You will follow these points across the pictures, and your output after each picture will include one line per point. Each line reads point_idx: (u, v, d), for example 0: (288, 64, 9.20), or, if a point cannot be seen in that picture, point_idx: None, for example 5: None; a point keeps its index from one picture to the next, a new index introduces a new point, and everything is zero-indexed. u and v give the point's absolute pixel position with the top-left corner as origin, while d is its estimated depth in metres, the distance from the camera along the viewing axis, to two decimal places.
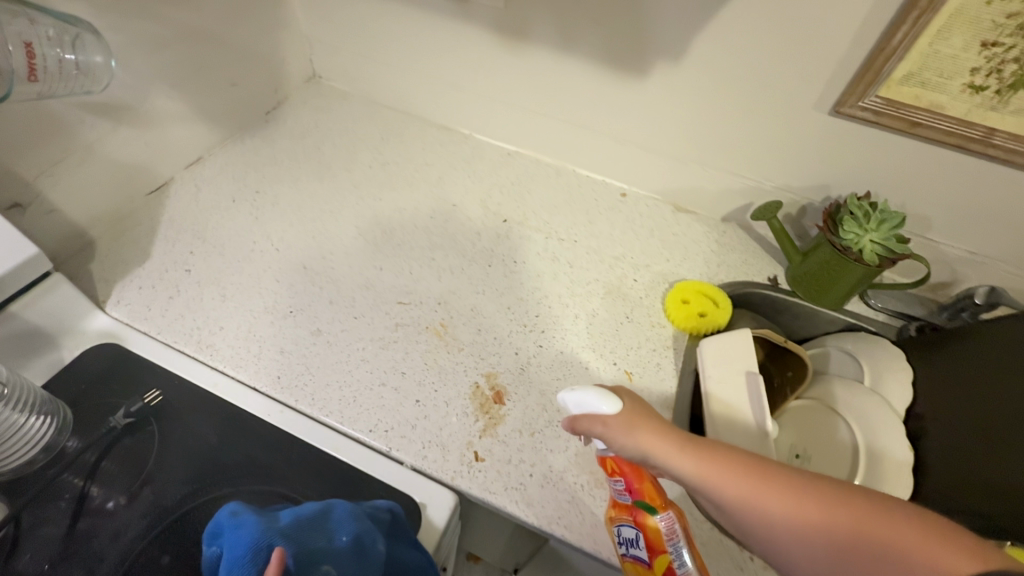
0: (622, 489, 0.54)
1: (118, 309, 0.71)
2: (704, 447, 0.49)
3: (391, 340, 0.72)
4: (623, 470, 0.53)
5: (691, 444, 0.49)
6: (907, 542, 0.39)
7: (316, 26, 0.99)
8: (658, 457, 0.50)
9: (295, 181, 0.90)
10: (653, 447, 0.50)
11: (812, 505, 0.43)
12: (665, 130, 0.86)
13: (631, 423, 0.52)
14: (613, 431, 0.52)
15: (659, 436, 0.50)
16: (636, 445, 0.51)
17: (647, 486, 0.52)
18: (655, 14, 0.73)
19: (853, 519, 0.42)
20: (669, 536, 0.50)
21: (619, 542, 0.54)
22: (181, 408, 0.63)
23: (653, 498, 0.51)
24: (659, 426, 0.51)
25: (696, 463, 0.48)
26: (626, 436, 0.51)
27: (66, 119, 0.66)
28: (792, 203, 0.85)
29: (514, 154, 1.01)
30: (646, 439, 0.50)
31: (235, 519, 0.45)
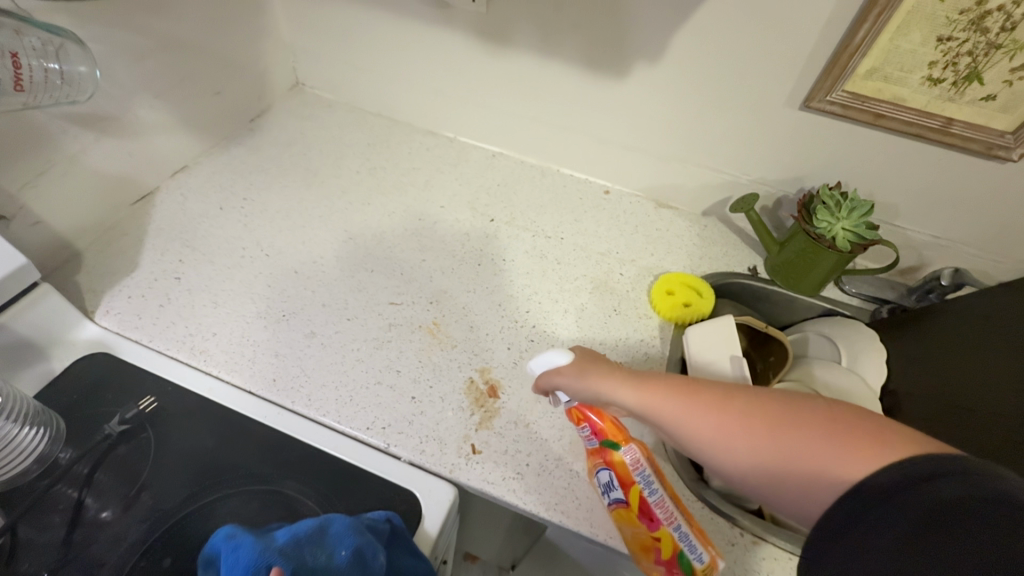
0: (589, 436, 0.60)
1: (107, 318, 0.70)
2: (649, 381, 0.54)
3: (385, 340, 0.73)
4: (587, 416, 0.59)
5: (638, 379, 0.55)
6: (820, 443, 0.44)
7: (298, 34, 1.00)
8: (610, 393, 0.55)
9: (283, 188, 0.90)
10: (604, 387, 0.56)
11: (739, 420, 0.48)
12: (644, 128, 0.88)
13: (586, 371, 0.58)
14: (570, 381, 0.58)
15: (610, 376, 0.56)
16: (590, 388, 0.56)
17: (609, 425, 0.59)
18: (630, 16, 0.76)
19: (775, 427, 0.46)
20: (635, 464, 0.57)
21: (600, 490, 0.59)
22: (176, 413, 0.63)
23: (615, 435, 0.58)
24: (610, 368, 0.57)
25: (641, 396, 0.53)
26: (581, 384, 0.57)
27: (50, 130, 0.66)
28: (768, 195, 0.89)
29: (498, 156, 1.02)
30: (599, 382, 0.56)
31: (231, 541, 0.47)
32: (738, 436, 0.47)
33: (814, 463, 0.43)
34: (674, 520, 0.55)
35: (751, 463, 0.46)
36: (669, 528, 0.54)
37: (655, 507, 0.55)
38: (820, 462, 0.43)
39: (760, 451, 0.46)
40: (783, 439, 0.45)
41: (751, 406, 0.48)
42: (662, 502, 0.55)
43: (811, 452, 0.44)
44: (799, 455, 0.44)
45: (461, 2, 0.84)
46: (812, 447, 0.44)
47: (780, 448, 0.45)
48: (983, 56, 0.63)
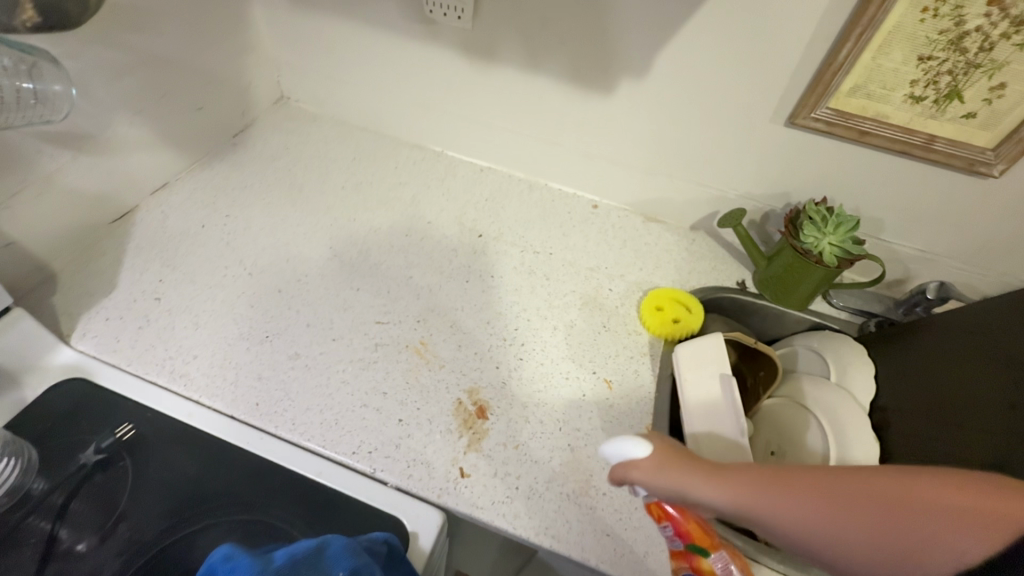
0: (672, 536, 0.54)
1: (84, 342, 0.68)
2: (737, 478, 0.49)
3: (371, 361, 0.71)
4: (671, 515, 0.52)
5: (724, 476, 0.49)
6: (944, 523, 0.41)
7: (282, 49, 0.99)
8: (694, 492, 0.49)
9: (266, 204, 0.89)
10: (687, 485, 0.49)
11: (844, 508, 0.44)
12: (632, 144, 0.88)
13: (663, 464, 0.51)
14: (648, 475, 0.51)
15: (691, 471, 0.50)
16: (673, 484, 0.50)
17: (697, 528, 0.52)
18: (615, 33, 0.76)
19: (885, 510, 0.43)
20: (723, 571, 0.52)
21: None
22: (155, 440, 0.61)
23: (702, 541, 0.52)
24: (688, 462, 0.51)
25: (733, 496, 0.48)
26: (661, 477, 0.51)
27: (23, 149, 0.64)
28: (755, 210, 0.89)
29: (486, 170, 1.02)
30: (682, 479, 0.50)
31: (229, 562, 0.44)
32: (849, 524, 0.43)
33: (939, 547, 0.40)
34: None
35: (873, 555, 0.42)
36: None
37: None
38: (948, 541, 0.40)
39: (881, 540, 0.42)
40: (898, 524, 0.42)
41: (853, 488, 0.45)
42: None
43: (932, 533, 0.41)
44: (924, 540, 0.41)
45: (447, 18, 0.84)
46: (933, 528, 0.41)
47: (900, 534, 0.42)
48: (963, 75, 0.64)
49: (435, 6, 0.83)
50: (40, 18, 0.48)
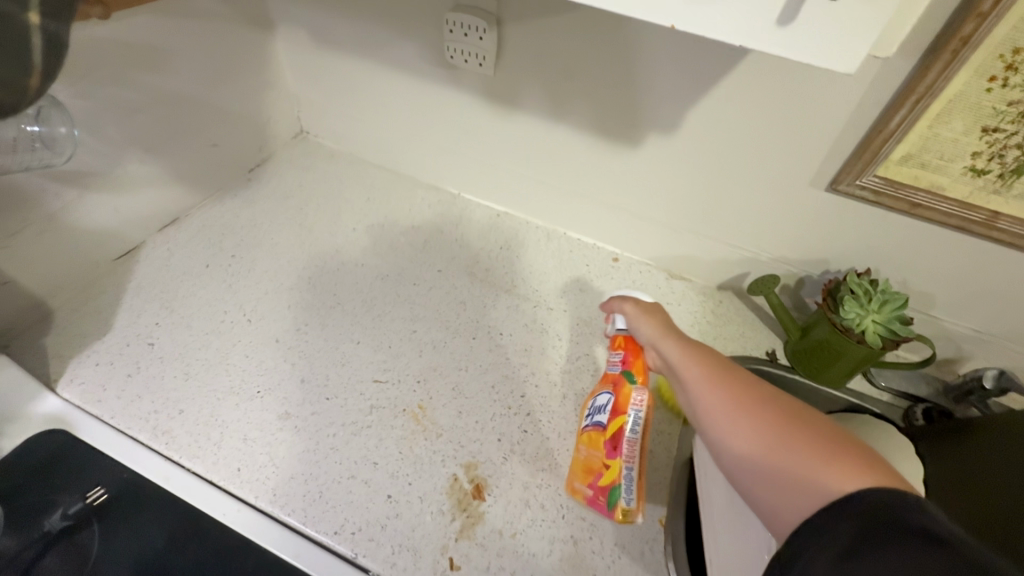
0: (616, 361, 0.62)
1: (70, 389, 0.66)
2: (703, 349, 0.51)
3: (364, 426, 0.67)
4: (626, 345, 0.61)
5: (694, 344, 0.52)
6: (822, 455, 0.37)
7: (304, 86, 0.99)
8: (660, 342, 0.55)
9: (274, 245, 0.86)
10: (661, 336, 0.55)
11: (755, 401, 0.42)
12: (657, 198, 0.83)
13: (653, 313, 0.59)
14: (635, 312, 0.60)
15: (665, 326, 0.56)
16: (649, 326, 0.58)
17: (639, 361, 0.60)
18: (642, 85, 0.71)
19: (783, 419, 0.40)
20: (635, 402, 0.59)
21: (590, 411, 0.63)
22: (130, 504, 0.57)
23: (636, 370, 0.60)
24: (673, 322, 0.57)
25: (688, 355, 0.51)
26: (643, 322, 0.58)
27: (27, 188, 0.63)
28: (789, 275, 0.82)
29: (502, 216, 0.98)
30: (655, 329, 0.57)
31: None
32: (747, 413, 0.42)
33: (802, 469, 0.37)
34: (630, 461, 0.58)
35: (746, 445, 0.40)
36: (621, 463, 0.58)
37: (623, 442, 0.58)
38: (814, 471, 0.36)
39: (759, 435, 0.40)
40: (785, 433, 0.39)
41: (776, 400, 0.42)
42: (635, 443, 0.58)
43: (802, 458, 0.37)
44: (796, 460, 0.37)
45: (468, 65, 0.81)
46: (807, 456, 0.37)
47: (780, 446, 0.39)
48: None
49: (456, 52, 0.80)
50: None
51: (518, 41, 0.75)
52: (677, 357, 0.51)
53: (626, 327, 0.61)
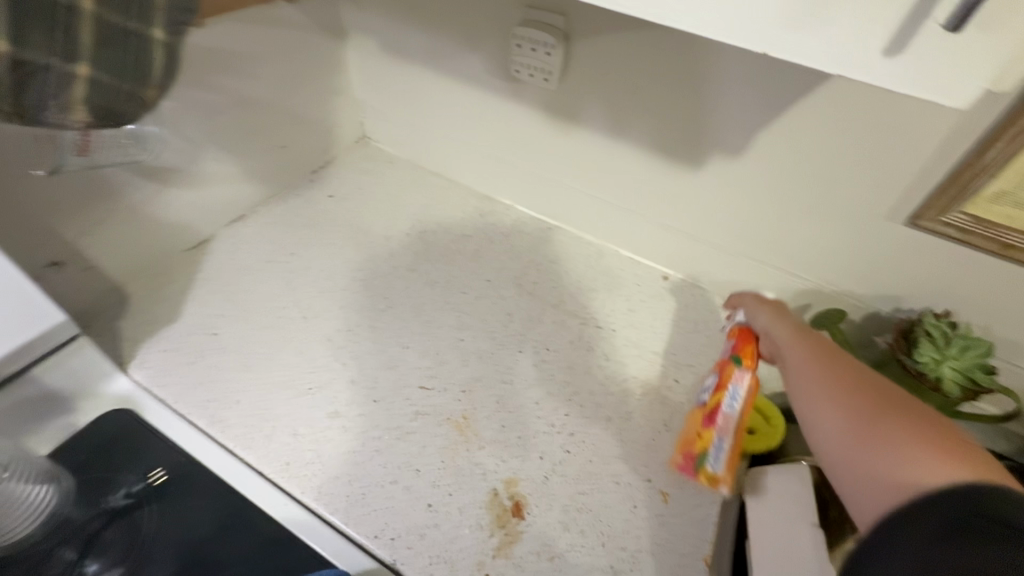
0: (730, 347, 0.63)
1: (139, 371, 0.70)
2: (821, 340, 0.49)
3: (407, 431, 0.67)
4: (741, 332, 0.62)
5: (813, 335, 0.51)
6: (919, 449, 0.35)
7: (369, 93, 1.02)
8: (773, 329, 0.55)
9: (331, 246, 0.89)
10: (775, 326, 0.55)
11: (861, 391, 0.41)
12: (716, 221, 0.81)
13: (774, 309, 0.58)
14: (750, 304, 0.61)
15: (783, 320, 0.56)
16: (764, 313, 0.58)
17: (749, 345, 0.60)
18: (710, 106, 0.70)
19: (885, 407, 0.39)
20: (735, 380, 0.59)
21: (703, 389, 0.66)
22: (185, 487, 0.59)
23: (744, 353, 0.59)
24: (792, 317, 0.57)
25: (805, 341, 0.50)
26: (760, 313, 0.59)
27: (116, 181, 0.68)
28: (855, 310, 0.78)
29: (554, 229, 0.97)
30: (773, 318, 0.57)
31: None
32: (847, 400, 0.41)
33: (894, 457, 0.35)
34: (724, 434, 0.58)
35: (839, 427, 0.40)
36: (713, 432, 0.59)
37: (718, 414, 0.59)
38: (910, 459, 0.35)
39: (855, 420, 0.39)
40: (883, 422, 0.38)
41: (885, 394, 0.40)
42: (731, 417, 0.58)
43: (897, 445, 0.36)
44: (892, 448, 0.36)
45: (532, 79, 0.81)
46: (904, 445, 0.36)
47: (870, 435, 0.38)
48: None
49: (521, 66, 0.80)
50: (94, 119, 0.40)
51: (585, 56, 0.75)
52: (789, 343, 0.51)
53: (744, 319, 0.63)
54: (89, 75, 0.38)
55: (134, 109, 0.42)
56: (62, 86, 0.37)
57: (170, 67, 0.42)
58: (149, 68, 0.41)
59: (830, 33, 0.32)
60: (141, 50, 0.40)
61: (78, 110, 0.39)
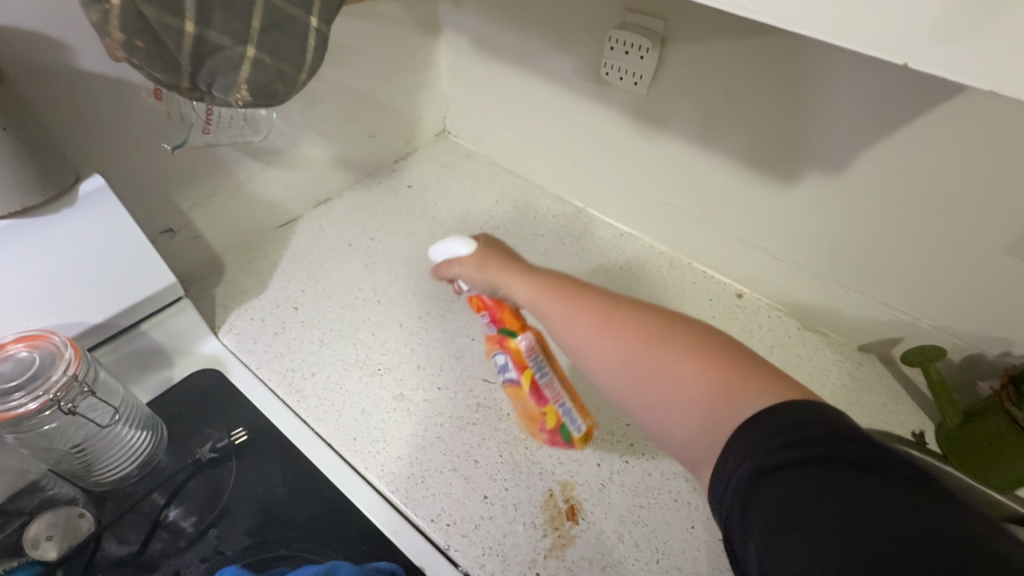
0: (487, 323, 0.57)
1: (229, 336, 0.75)
2: (553, 280, 0.49)
3: (469, 422, 0.69)
4: (486, 305, 0.55)
5: (544, 277, 0.50)
6: (708, 383, 0.38)
7: (454, 89, 1.05)
8: (506, 285, 0.51)
9: (407, 233, 0.92)
10: (504, 279, 0.51)
11: (619, 327, 0.43)
12: (803, 239, 0.77)
13: (486, 261, 0.53)
14: (466, 272, 0.53)
15: (505, 272, 0.52)
16: (489, 278, 0.53)
17: (507, 314, 0.56)
18: (810, 119, 0.67)
19: (653, 351, 0.40)
20: (528, 352, 0.56)
21: (497, 369, 0.60)
22: (261, 449, 0.63)
23: (513, 325, 0.56)
24: (510, 261, 0.52)
25: (542, 287, 0.49)
26: (480, 275, 0.53)
27: (227, 158, 0.73)
28: (955, 349, 0.71)
29: (626, 236, 0.96)
30: (498, 272, 0.52)
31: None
32: (615, 343, 0.42)
33: (675, 379, 0.39)
34: (560, 398, 0.60)
35: (636, 389, 0.41)
36: (554, 405, 0.60)
37: (543, 390, 0.58)
38: (709, 401, 0.37)
39: (643, 379, 0.40)
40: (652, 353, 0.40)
41: (635, 318, 0.43)
42: (548, 384, 0.58)
43: (690, 394, 0.38)
44: (687, 393, 0.38)
45: (622, 82, 0.80)
46: (677, 366, 0.39)
47: (662, 389, 0.39)
48: None
49: (612, 69, 0.80)
50: (252, 98, 0.45)
51: (678, 61, 0.73)
52: (531, 298, 0.49)
53: (471, 288, 0.55)
54: (255, 56, 0.43)
55: (286, 89, 0.46)
56: (232, 65, 0.43)
57: (321, 50, 0.47)
58: (304, 54, 0.46)
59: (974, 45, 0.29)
60: (296, 34, 0.45)
61: (242, 89, 0.44)
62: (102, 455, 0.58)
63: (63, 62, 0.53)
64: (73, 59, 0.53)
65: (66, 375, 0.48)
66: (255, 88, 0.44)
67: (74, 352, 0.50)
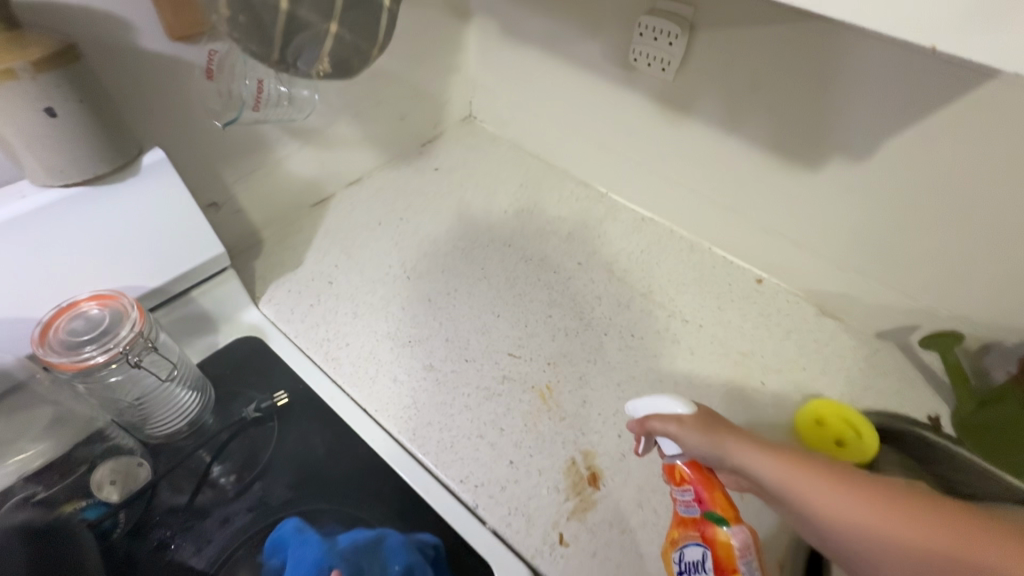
0: (689, 501, 0.50)
1: (268, 306, 0.79)
2: (797, 456, 0.47)
3: (495, 392, 0.72)
4: (694, 478, 0.50)
5: (787, 454, 0.48)
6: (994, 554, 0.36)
7: (483, 74, 1.07)
8: (739, 453, 0.48)
9: (435, 214, 0.95)
10: (734, 446, 0.48)
11: (898, 513, 0.41)
12: (825, 226, 0.78)
13: (707, 424, 0.50)
14: (684, 431, 0.50)
15: (733, 438, 0.49)
16: (712, 443, 0.49)
17: (718, 496, 0.48)
18: (838, 105, 0.68)
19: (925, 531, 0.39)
20: (739, 552, 0.46)
21: (681, 568, 0.48)
22: (301, 411, 0.67)
23: (723, 510, 0.47)
24: (731, 426, 0.50)
25: (782, 462, 0.47)
26: (703, 437, 0.49)
27: (268, 137, 0.77)
28: (972, 336, 0.73)
29: (647, 221, 0.98)
30: (726, 437, 0.49)
31: (301, 534, 0.54)
32: (885, 524, 0.41)
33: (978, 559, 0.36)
34: None
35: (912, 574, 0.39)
36: None
37: None
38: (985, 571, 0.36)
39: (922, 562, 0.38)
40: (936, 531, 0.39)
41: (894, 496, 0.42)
42: None
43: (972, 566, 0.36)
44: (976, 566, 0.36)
45: (650, 68, 0.82)
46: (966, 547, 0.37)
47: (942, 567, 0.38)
48: None
49: (640, 54, 0.82)
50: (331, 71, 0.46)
51: (707, 48, 0.75)
52: (767, 472, 0.47)
53: (680, 452, 0.50)
54: (336, 31, 0.43)
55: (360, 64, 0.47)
56: (316, 40, 0.43)
57: None
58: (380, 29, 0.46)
59: (995, 37, 0.32)
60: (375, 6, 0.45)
61: (323, 62, 0.45)
62: (154, 413, 0.62)
63: (127, 41, 0.56)
64: (135, 38, 0.57)
65: (133, 332, 0.52)
66: (334, 61, 0.45)
67: (139, 312, 0.54)
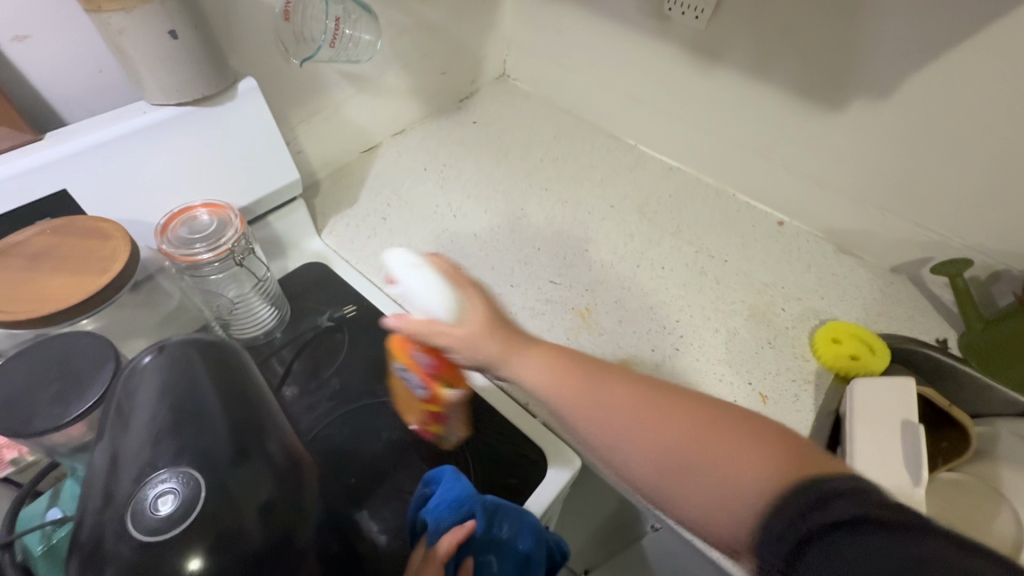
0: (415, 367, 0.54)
1: (330, 237, 0.86)
2: (548, 353, 0.49)
3: (540, 311, 0.79)
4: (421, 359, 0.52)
5: (536, 351, 0.50)
6: (704, 437, 0.41)
7: (519, 31, 1.13)
8: (516, 362, 0.49)
9: (476, 162, 1.02)
10: (494, 349, 0.49)
11: (666, 424, 0.43)
12: (844, 165, 0.84)
13: (470, 323, 0.50)
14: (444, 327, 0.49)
15: (499, 340, 0.50)
16: (482, 346, 0.49)
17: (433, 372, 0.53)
18: (860, 45, 0.73)
19: (689, 432, 0.42)
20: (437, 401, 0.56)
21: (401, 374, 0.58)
22: (367, 322, 0.74)
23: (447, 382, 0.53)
24: (498, 323, 0.51)
25: (539, 363, 0.49)
26: (455, 333, 0.49)
27: (330, 80, 0.84)
28: (982, 266, 0.79)
29: (675, 170, 1.04)
30: (503, 341, 0.49)
31: (456, 473, 0.54)
32: (673, 437, 0.42)
33: (726, 458, 0.40)
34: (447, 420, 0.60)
35: (694, 505, 0.40)
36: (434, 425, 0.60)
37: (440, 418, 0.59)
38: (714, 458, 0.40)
39: (689, 478, 0.40)
40: (704, 444, 0.41)
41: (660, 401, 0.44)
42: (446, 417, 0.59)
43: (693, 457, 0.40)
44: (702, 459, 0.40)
45: (683, 17, 0.88)
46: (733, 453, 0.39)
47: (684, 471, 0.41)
48: None
49: (675, 4, 0.87)
50: None
51: None
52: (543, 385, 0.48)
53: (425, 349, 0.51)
54: None
55: None
56: None
57: None
58: None
59: None
60: None
61: None
62: (238, 318, 0.69)
63: None
64: None
65: (237, 233, 0.60)
66: None
67: (241, 223, 0.61)
